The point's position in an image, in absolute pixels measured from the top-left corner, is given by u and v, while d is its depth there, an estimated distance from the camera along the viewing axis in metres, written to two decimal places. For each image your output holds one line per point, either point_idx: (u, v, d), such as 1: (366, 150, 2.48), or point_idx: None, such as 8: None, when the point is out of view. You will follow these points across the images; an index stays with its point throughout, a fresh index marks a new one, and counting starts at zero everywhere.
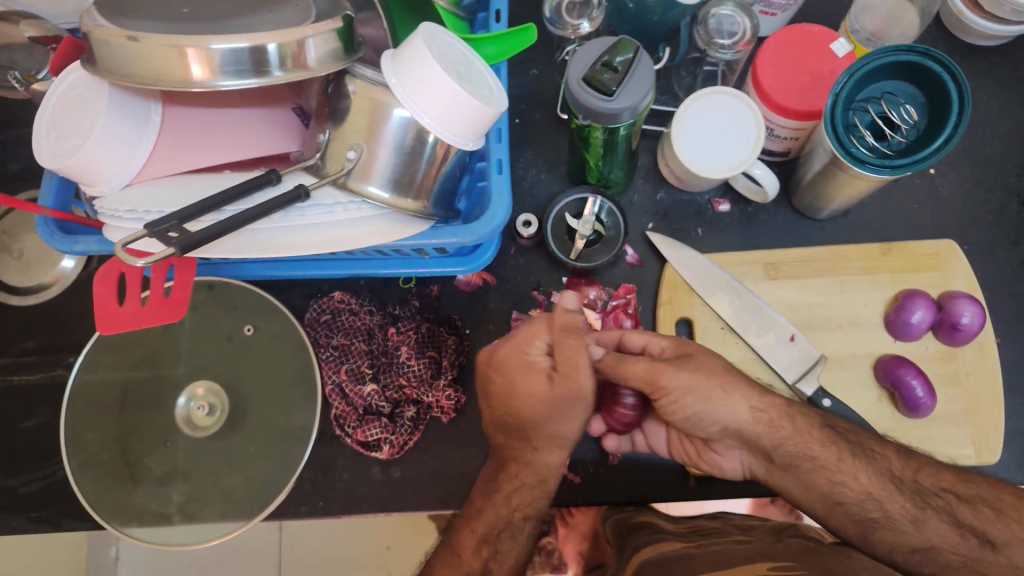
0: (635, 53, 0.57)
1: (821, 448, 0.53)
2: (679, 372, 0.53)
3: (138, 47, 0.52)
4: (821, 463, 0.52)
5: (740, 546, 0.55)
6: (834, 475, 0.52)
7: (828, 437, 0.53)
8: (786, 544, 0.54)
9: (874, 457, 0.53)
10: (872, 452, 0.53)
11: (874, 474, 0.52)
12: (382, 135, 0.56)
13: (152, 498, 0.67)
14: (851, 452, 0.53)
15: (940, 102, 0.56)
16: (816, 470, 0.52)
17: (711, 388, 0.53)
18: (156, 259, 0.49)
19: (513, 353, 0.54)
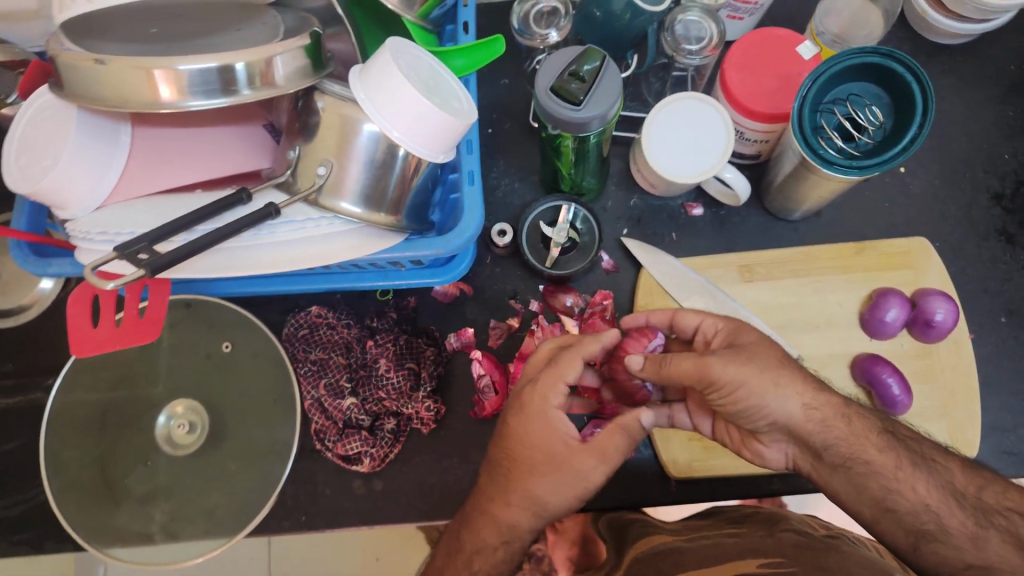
0: (602, 62, 0.57)
1: (876, 454, 0.50)
2: (733, 365, 0.51)
3: (105, 70, 0.52)
4: (873, 465, 0.50)
5: (730, 539, 0.55)
6: (888, 482, 0.50)
7: (887, 443, 0.51)
8: (780, 539, 0.53)
9: (932, 467, 0.50)
10: (932, 462, 0.50)
11: (933, 485, 0.49)
12: (352, 150, 0.56)
13: (134, 518, 0.67)
14: (910, 459, 0.50)
15: (904, 102, 0.57)
16: (867, 474, 0.50)
17: (763, 382, 0.51)
18: (124, 281, 0.48)
19: (551, 379, 0.52)
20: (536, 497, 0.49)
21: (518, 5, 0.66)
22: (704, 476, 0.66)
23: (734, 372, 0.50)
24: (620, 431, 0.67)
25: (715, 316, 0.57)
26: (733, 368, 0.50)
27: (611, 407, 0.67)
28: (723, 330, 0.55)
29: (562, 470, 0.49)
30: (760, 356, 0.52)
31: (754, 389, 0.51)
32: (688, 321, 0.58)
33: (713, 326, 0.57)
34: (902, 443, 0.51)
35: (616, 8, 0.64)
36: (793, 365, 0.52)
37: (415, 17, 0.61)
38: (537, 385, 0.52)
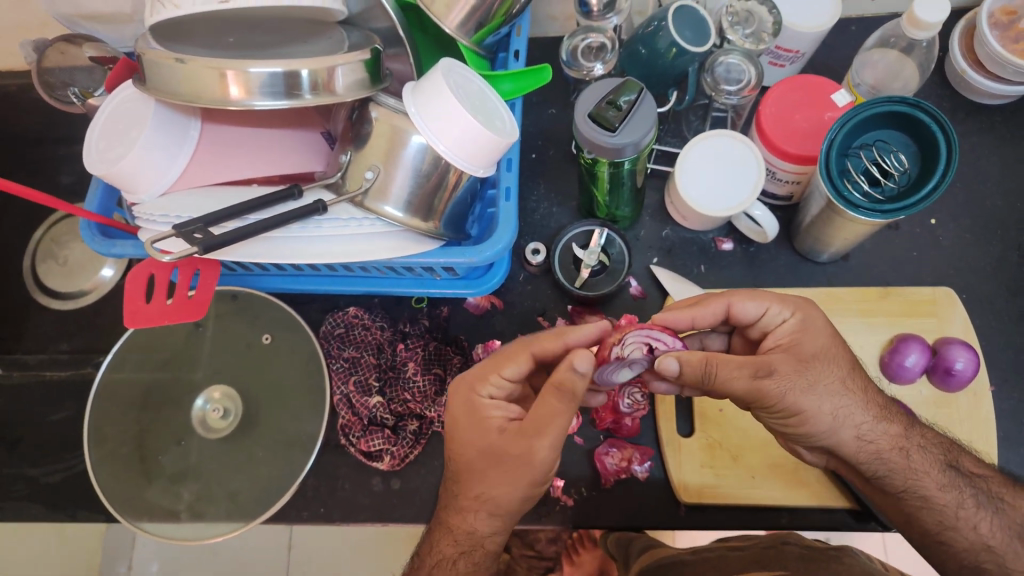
0: (639, 94, 0.60)
1: (938, 490, 0.55)
2: (800, 397, 0.53)
3: (184, 68, 0.57)
4: (929, 500, 0.55)
5: (733, 554, 0.59)
6: (949, 519, 0.55)
7: (949, 481, 0.56)
8: (782, 552, 0.56)
9: (1000, 507, 0.55)
10: (999, 499, 0.56)
11: (998, 528, 0.54)
12: (400, 158, 0.60)
13: (163, 494, 0.70)
14: (975, 499, 0.55)
15: (929, 151, 0.58)
16: (924, 508, 0.55)
17: (824, 417, 0.54)
18: (179, 256, 0.52)
19: (485, 371, 0.56)
20: (494, 502, 0.55)
21: (568, 39, 0.70)
22: (713, 503, 0.67)
23: (794, 399, 0.53)
24: (636, 453, 0.69)
25: (781, 304, 0.56)
26: (792, 392, 0.53)
27: (627, 427, 0.69)
28: (789, 327, 0.55)
29: (502, 464, 0.53)
30: (822, 376, 0.54)
31: (810, 418, 0.54)
32: (750, 309, 0.56)
33: (779, 314, 0.56)
34: (967, 479, 0.56)
35: (661, 46, 0.67)
36: (858, 389, 0.55)
37: (470, 42, 0.66)
38: (470, 378, 0.57)
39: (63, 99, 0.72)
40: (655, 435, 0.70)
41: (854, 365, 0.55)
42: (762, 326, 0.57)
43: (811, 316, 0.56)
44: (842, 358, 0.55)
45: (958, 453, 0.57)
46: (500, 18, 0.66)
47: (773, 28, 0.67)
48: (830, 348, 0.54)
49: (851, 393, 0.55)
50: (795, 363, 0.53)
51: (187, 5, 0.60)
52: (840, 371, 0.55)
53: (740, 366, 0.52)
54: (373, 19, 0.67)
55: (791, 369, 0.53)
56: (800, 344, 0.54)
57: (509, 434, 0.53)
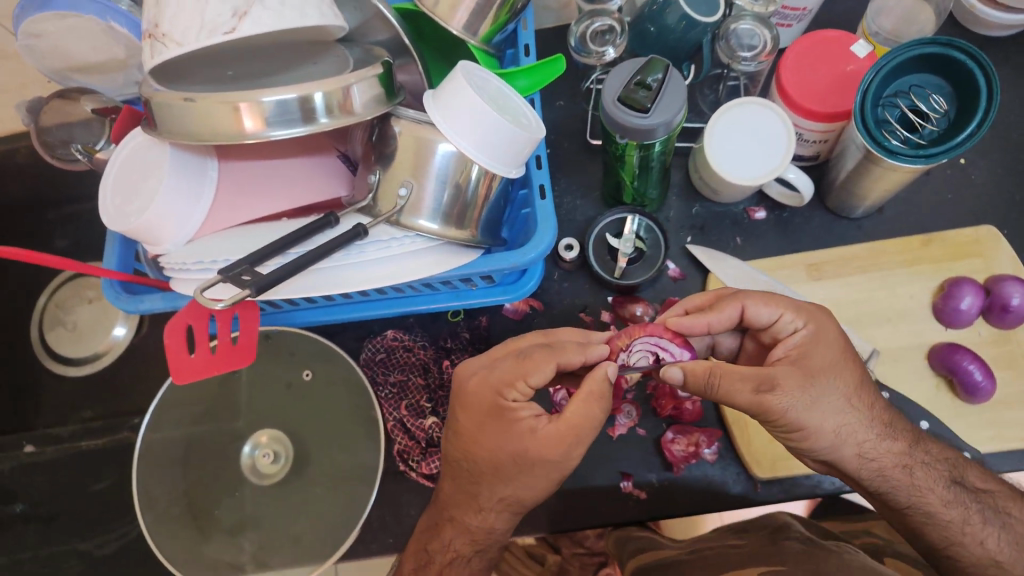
0: (665, 72, 0.58)
1: (942, 506, 0.53)
2: (801, 416, 0.50)
3: (194, 107, 0.54)
4: (933, 516, 0.53)
5: (734, 551, 0.58)
6: (954, 534, 0.52)
7: (955, 496, 0.54)
8: (783, 544, 0.55)
9: (1007, 522, 0.53)
10: (1006, 514, 0.54)
11: (1006, 543, 0.52)
12: (429, 168, 0.58)
13: (225, 548, 0.68)
14: (982, 514, 0.53)
15: (967, 90, 0.57)
16: (927, 523, 0.53)
17: (826, 434, 0.51)
18: (232, 300, 0.50)
19: (511, 373, 0.51)
20: None
21: (574, 26, 0.68)
22: (789, 474, 0.66)
23: (796, 416, 0.50)
24: (702, 437, 0.68)
25: (796, 313, 0.53)
26: (794, 410, 0.50)
27: (690, 411, 0.68)
28: (800, 337, 0.52)
29: (536, 469, 0.50)
30: (827, 391, 0.50)
31: (811, 437, 0.51)
32: (762, 316, 0.53)
33: (792, 323, 0.53)
34: (972, 495, 0.54)
35: (670, 21, 0.66)
36: (867, 405, 0.52)
37: (480, 42, 0.64)
38: (495, 380, 0.51)
39: (64, 157, 0.69)
40: (719, 416, 0.69)
41: (861, 381, 0.52)
42: (773, 333, 0.54)
43: (824, 323, 0.52)
44: (850, 373, 0.52)
45: (964, 468, 0.56)
46: (507, 14, 0.64)
47: None
48: (840, 360, 0.51)
49: (853, 412, 0.51)
50: (802, 377, 0.50)
51: (190, 43, 0.55)
52: (844, 389, 0.51)
53: (744, 379, 0.50)
54: (374, 32, 0.65)
55: (795, 385, 0.50)
56: (808, 357, 0.51)
57: (545, 435, 0.49)
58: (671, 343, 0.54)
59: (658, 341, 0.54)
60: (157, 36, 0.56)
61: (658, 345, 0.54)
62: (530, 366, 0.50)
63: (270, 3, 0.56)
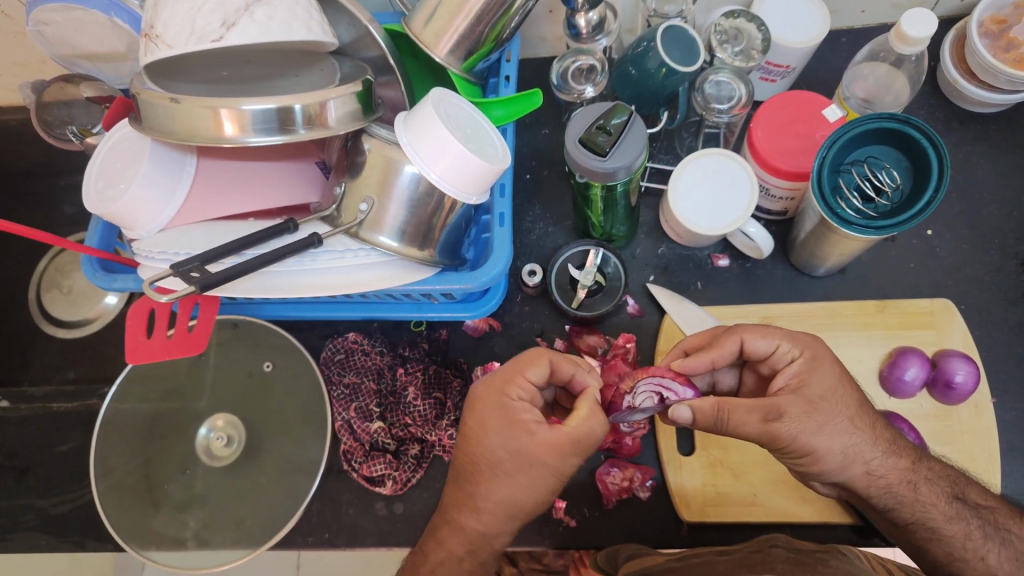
0: (629, 117, 0.60)
1: (944, 521, 0.54)
2: (808, 438, 0.52)
3: (178, 107, 0.57)
4: (937, 532, 0.54)
5: (721, 558, 0.60)
6: (957, 551, 0.54)
7: (956, 512, 0.55)
8: (769, 556, 0.58)
9: (1007, 538, 0.54)
10: (1007, 531, 0.55)
11: (1007, 558, 0.53)
12: (394, 189, 0.60)
13: (170, 523, 0.71)
14: (983, 532, 0.54)
15: (921, 167, 0.58)
16: (932, 539, 0.55)
17: (834, 455, 0.53)
18: (177, 295, 0.52)
19: (510, 374, 0.53)
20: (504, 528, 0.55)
21: (558, 62, 0.71)
22: (717, 520, 0.67)
23: (807, 440, 0.52)
24: (638, 473, 0.69)
25: (792, 343, 0.55)
26: (802, 435, 0.52)
27: (628, 447, 0.69)
28: (798, 365, 0.54)
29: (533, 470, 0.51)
30: (831, 417, 0.52)
31: (820, 456, 0.53)
32: (759, 347, 0.56)
33: (789, 351, 0.55)
34: (974, 511, 0.55)
35: (651, 66, 0.67)
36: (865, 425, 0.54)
37: (460, 69, 0.66)
38: (495, 379, 0.53)
39: (60, 137, 0.74)
40: (656, 454, 0.70)
41: (862, 403, 0.54)
42: (771, 362, 0.56)
43: (819, 348, 0.55)
44: (850, 396, 0.54)
45: (965, 485, 0.57)
46: (491, 44, 0.66)
47: (763, 45, 0.67)
48: (838, 386, 0.53)
49: (859, 431, 0.53)
50: (807, 405, 0.52)
51: (180, 45, 0.57)
52: (845, 411, 0.53)
53: (751, 410, 0.52)
54: (364, 49, 0.68)
55: (799, 412, 0.52)
56: (807, 384, 0.53)
57: (543, 438, 0.50)
58: (675, 385, 0.56)
59: (663, 379, 0.56)
60: (152, 36, 0.58)
61: (666, 386, 0.56)
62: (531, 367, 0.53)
63: (258, 16, 0.58)
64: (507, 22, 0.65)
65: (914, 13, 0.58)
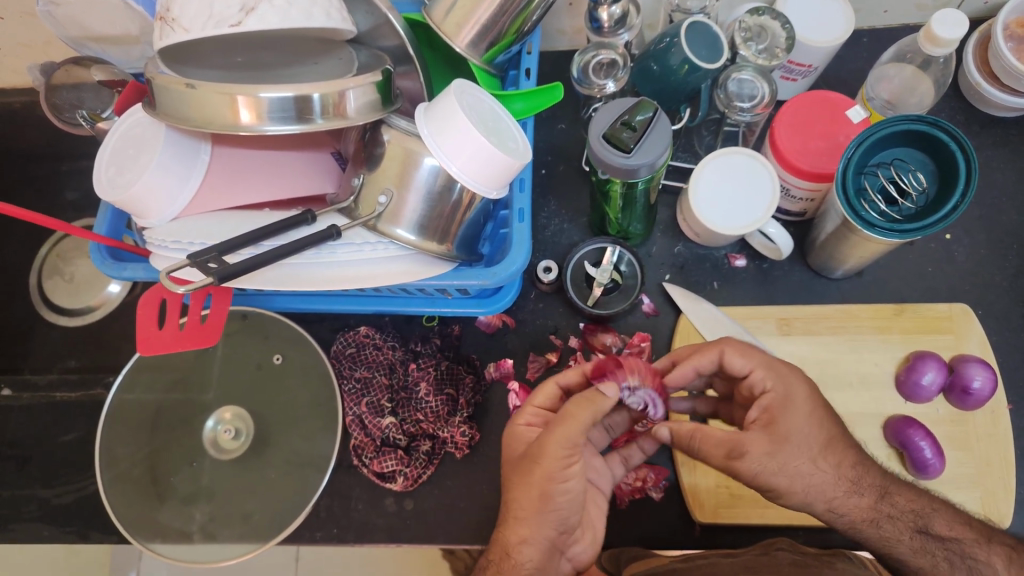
0: (654, 113, 0.59)
1: (911, 555, 0.54)
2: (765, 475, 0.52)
3: (194, 93, 0.56)
4: (905, 564, 0.54)
5: (727, 559, 0.59)
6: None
7: (921, 545, 0.54)
8: (775, 558, 0.58)
9: (972, 566, 0.53)
10: (973, 559, 0.53)
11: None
12: (412, 181, 0.59)
13: (176, 515, 0.70)
14: (949, 561, 0.53)
15: (949, 170, 0.57)
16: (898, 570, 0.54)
17: (796, 494, 0.52)
18: (194, 287, 0.51)
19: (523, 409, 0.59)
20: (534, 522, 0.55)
21: (579, 55, 0.69)
22: (731, 522, 0.66)
23: (765, 479, 0.52)
24: (651, 474, 0.68)
25: (766, 373, 0.55)
26: (763, 473, 0.52)
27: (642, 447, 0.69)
28: (770, 398, 0.54)
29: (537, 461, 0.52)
30: (795, 457, 0.52)
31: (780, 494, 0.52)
32: (736, 365, 0.56)
33: (764, 380, 0.55)
34: (938, 543, 0.54)
35: (673, 63, 0.66)
36: (825, 467, 0.52)
37: (481, 61, 0.65)
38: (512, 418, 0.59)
39: (69, 120, 0.72)
40: (670, 454, 0.70)
41: (831, 437, 0.53)
42: (747, 385, 0.56)
43: (792, 385, 0.54)
44: (818, 433, 0.53)
45: (930, 516, 0.55)
46: (512, 37, 0.65)
47: (787, 43, 0.66)
48: (805, 425, 0.52)
49: (823, 471, 0.52)
50: (772, 444, 0.52)
51: (196, 29, 0.56)
52: (809, 451, 0.52)
53: (718, 444, 0.54)
54: (381, 37, 0.67)
55: (762, 451, 0.52)
56: (777, 421, 0.52)
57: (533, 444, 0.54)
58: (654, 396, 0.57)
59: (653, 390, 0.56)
60: (167, 20, 0.57)
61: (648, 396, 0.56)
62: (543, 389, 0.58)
63: (278, 2, 0.57)
64: (530, 14, 0.64)
65: (943, 15, 0.57)
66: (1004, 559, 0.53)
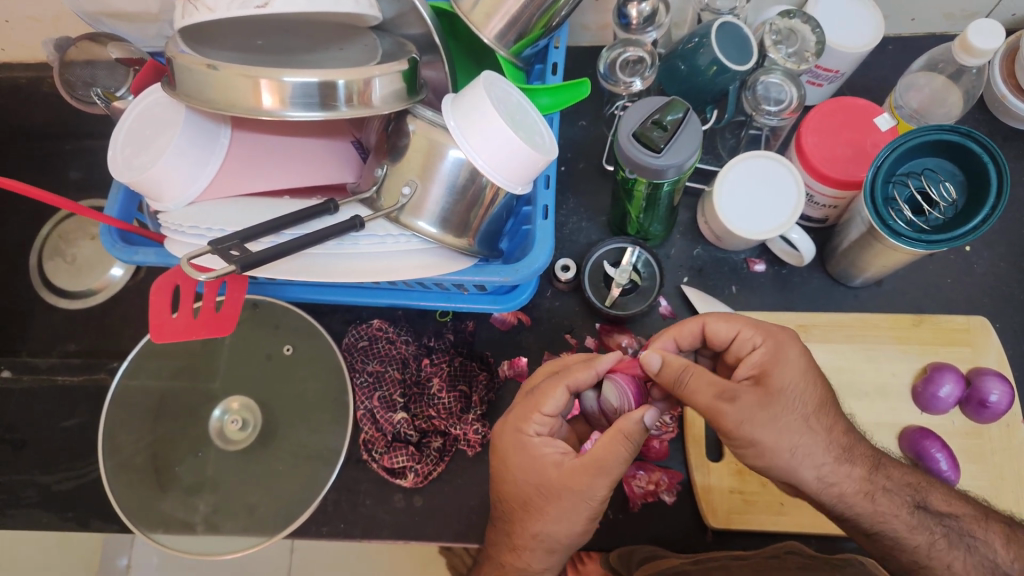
0: (685, 113, 0.58)
1: (907, 532, 0.52)
2: (747, 426, 0.49)
3: (216, 75, 0.54)
4: (901, 541, 0.52)
5: (738, 562, 0.59)
6: (921, 559, 0.52)
7: (919, 521, 0.52)
8: (785, 562, 0.57)
9: (971, 544, 0.52)
10: (971, 537, 0.52)
11: (973, 565, 0.51)
12: (437, 172, 0.58)
13: (179, 505, 0.69)
14: (946, 538, 0.52)
15: (979, 183, 0.57)
16: (894, 546, 0.52)
17: (781, 453, 0.49)
18: (216, 275, 0.50)
19: (527, 410, 0.55)
20: (551, 528, 0.53)
21: (605, 52, 0.68)
22: (744, 529, 0.66)
23: (752, 430, 0.49)
24: (664, 477, 0.68)
25: (754, 330, 0.54)
26: (750, 427, 0.49)
27: (655, 450, 0.68)
28: (761, 354, 0.52)
29: (562, 500, 0.51)
30: (787, 412, 0.50)
31: (767, 451, 0.50)
32: (720, 334, 0.55)
33: (751, 342, 0.54)
34: (937, 519, 0.53)
35: (702, 63, 0.66)
36: (820, 428, 0.51)
37: (508, 53, 0.64)
38: (515, 419, 0.55)
39: (82, 98, 0.70)
40: (684, 458, 0.69)
41: (824, 401, 0.52)
42: (735, 350, 0.55)
43: (783, 344, 0.53)
44: (812, 393, 0.51)
45: (926, 491, 0.54)
46: (541, 30, 0.64)
47: (817, 48, 0.65)
48: (802, 380, 0.51)
49: (813, 430, 0.50)
50: (763, 396, 0.50)
51: (221, 10, 0.54)
52: (803, 409, 0.50)
53: (711, 382, 0.50)
54: (406, 25, 0.65)
55: (753, 402, 0.49)
56: (770, 374, 0.51)
57: (568, 468, 0.51)
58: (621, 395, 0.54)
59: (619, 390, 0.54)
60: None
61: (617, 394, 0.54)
62: (545, 395, 0.54)
63: None
64: (559, 8, 0.63)
65: (980, 24, 0.57)
66: (1002, 537, 0.52)
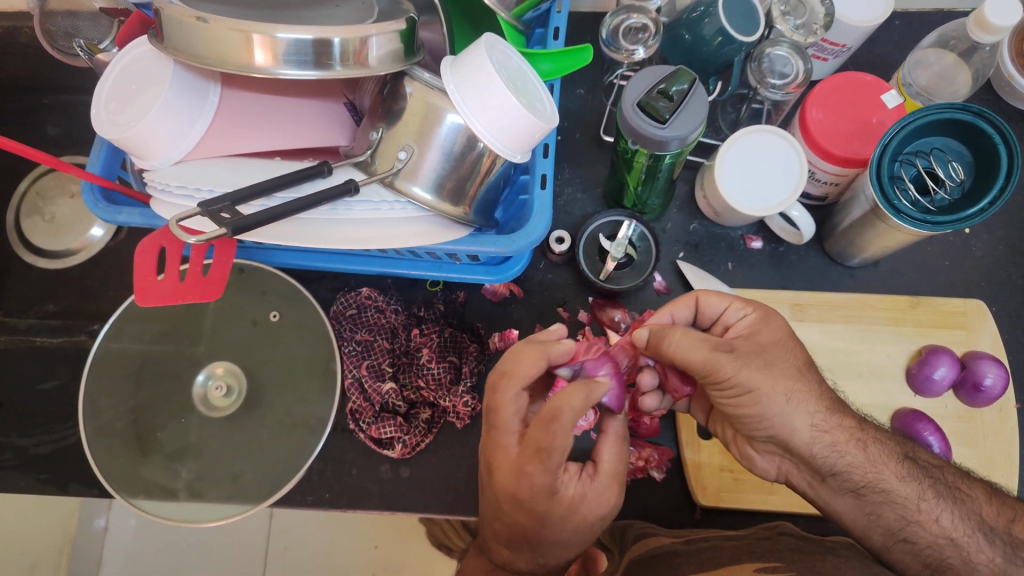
0: (691, 83, 0.56)
1: (896, 482, 0.50)
2: (747, 371, 0.49)
3: (206, 28, 0.51)
4: (890, 494, 0.50)
5: (729, 542, 0.58)
6: (909, 513, 0.49)
7: (908, 471, 0.51)
8: (778, 543, 0.57)
9: (959, 497, 0.49)
10: (957, 491, 0.50)
11: (959, 519, 0.48)
12: (434, 137, 0.56)
13: (160, 472, 0.67)
14: (936, 492, 0.50)
15: (986, 163, 0.56)
16: (884, 501, 0.50)
17: (776, 398, 0.50)
18: (206, 236, 0.48)
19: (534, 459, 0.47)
20: None
21: (608, 18, 0.66)
22: (732, 506, 0.65)
23: (752, 378, 0.50)
24: (654, 453, 0.67)
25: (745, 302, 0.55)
26: (746, 373, 0.50)
27: (646, 426, 0.68)
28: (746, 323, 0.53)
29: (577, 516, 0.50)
30: (779, 362, 0.51)
31: (762, 399, 0.50)
32: (712, 305, 0.55)
33: (739, 313, 0.55)
34: (926, 472, 0.51)
35: (706, 33, 0.64)
36: (811, 380, 0.52)
37: (510, 16, 0.62)
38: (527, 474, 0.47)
39: (64, 50, 0.68)
40: (675, 436, 0.68)
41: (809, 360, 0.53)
42: (723, 325, 0.55)
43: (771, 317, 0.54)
44: (800, 355, 0.52)
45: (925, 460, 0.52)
46: None
47: (825, 21, 0.64)
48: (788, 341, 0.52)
49: (807, 380, 0.51)
50: (754, 348, 0.51)
51: None
52: (793, 363, 0.52)
53: (699, 341, 0.50)
54: None
55: (746, 353, 0.50)
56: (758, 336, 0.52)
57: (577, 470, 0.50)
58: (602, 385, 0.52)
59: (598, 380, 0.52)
60: None
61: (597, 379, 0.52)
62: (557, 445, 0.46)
63: None
64: None
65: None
66: (987, 494, 0.50)
